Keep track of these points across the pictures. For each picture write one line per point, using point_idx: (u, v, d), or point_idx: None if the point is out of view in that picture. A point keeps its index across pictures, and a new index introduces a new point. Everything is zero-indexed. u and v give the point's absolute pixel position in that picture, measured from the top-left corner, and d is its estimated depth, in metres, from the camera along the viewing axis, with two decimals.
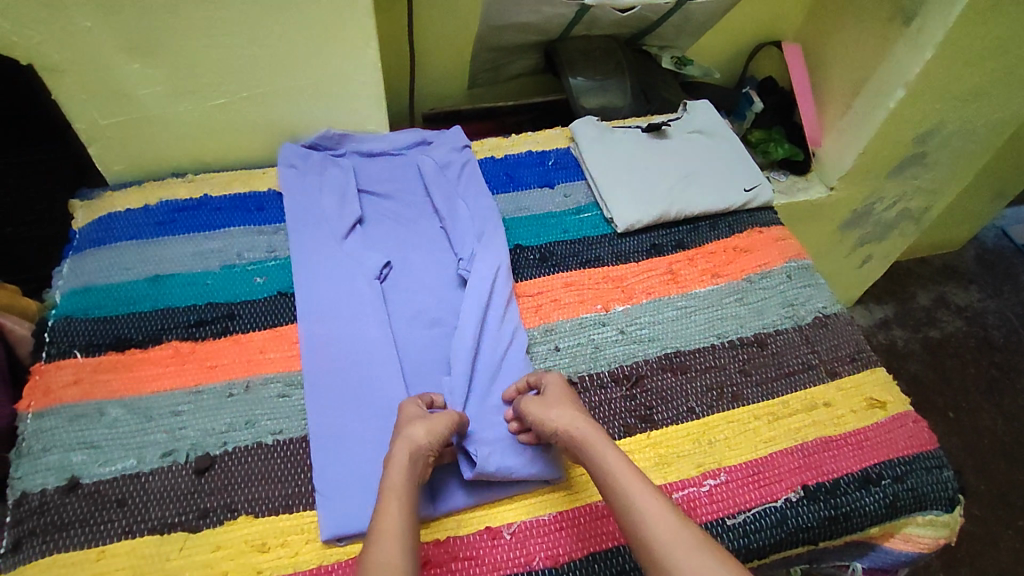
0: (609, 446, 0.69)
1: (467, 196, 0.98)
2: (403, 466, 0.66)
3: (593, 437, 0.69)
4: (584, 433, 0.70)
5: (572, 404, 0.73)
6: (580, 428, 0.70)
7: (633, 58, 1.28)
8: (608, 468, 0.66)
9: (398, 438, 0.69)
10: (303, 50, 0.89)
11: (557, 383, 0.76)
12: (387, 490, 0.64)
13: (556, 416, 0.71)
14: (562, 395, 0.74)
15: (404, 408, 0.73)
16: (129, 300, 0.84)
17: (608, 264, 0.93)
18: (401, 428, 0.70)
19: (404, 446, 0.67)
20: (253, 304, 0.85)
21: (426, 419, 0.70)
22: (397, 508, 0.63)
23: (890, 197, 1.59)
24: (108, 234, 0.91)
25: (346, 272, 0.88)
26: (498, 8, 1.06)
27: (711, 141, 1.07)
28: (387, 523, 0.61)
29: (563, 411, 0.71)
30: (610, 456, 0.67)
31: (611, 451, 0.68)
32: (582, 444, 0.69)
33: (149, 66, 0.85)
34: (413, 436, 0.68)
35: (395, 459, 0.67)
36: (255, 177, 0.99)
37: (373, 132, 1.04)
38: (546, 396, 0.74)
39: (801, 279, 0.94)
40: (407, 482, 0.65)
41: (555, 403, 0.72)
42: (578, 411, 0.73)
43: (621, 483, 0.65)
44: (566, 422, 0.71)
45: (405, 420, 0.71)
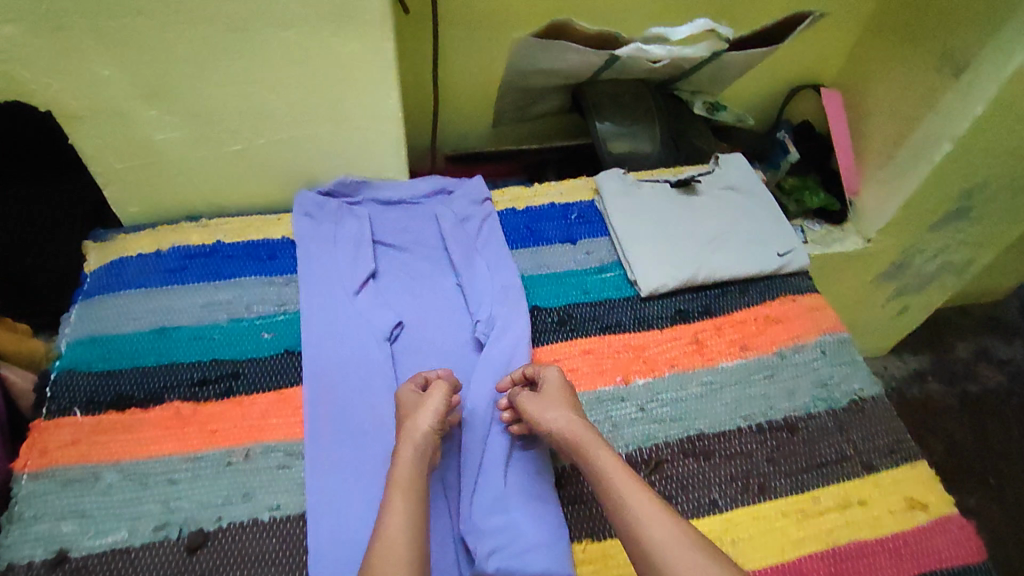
0: (602, 448, 0.71)
1: (486, 252, 0.94)
2: (409, 461, 0.70)
3: (586, 436, 0.72)
4: (579, 433, 0.72)
5: (568, 405, 0.75)
6: (574, 428, 0.72)
7: (664, 102, 1.22)
8: (602, 470, 0.69)
9: (402, 438, 0.72)
10: (323, 99, 0.86)
11: (556, 376, 0.78)
12: (393, 486, 0.68)
13: (554, 416, 0.73)
14: (560, 394, 0.76)
15: (399, 396, 0.77)
16: (134, 354, 0.82)
17: (630, 330, 0.88)
18: (405, 421, 0.73)
19: (410, 445, 0.71)
20: (258, 363, 0.82)
21: (426, 407, 0.74)
22: (403, 504, 0.66)
23: (931, 250, 1.52)
24: (118, 281, 0.89)
25: (356, 331, 0.85)
26: (525, 55, 1.02)
27: (745, 199, 1.02)
28: (393, 519, 0.65)
29: (558, 411, 0.74)
30: (605, 458, 0.69)
31: (605, 453, 0.70)
32: (577, 446, 0.71)
33: (166, 113, 0.83)
34: (416, 427, 0.72)
35: (402, 459, 0.70)
36: (269, 224, 0.96)
37: (391, 179, 1.00)
38: (543, 394, 0.76)
39: (837, 357, 0.88)
40: (412, 477, 0.69)
41: (553, 403, 0.74)
42: (573, 411, 0.75)
43: (617, 485, 0.67)
44: (562, 424, 0.73)
45: (408, 412, 0.74)
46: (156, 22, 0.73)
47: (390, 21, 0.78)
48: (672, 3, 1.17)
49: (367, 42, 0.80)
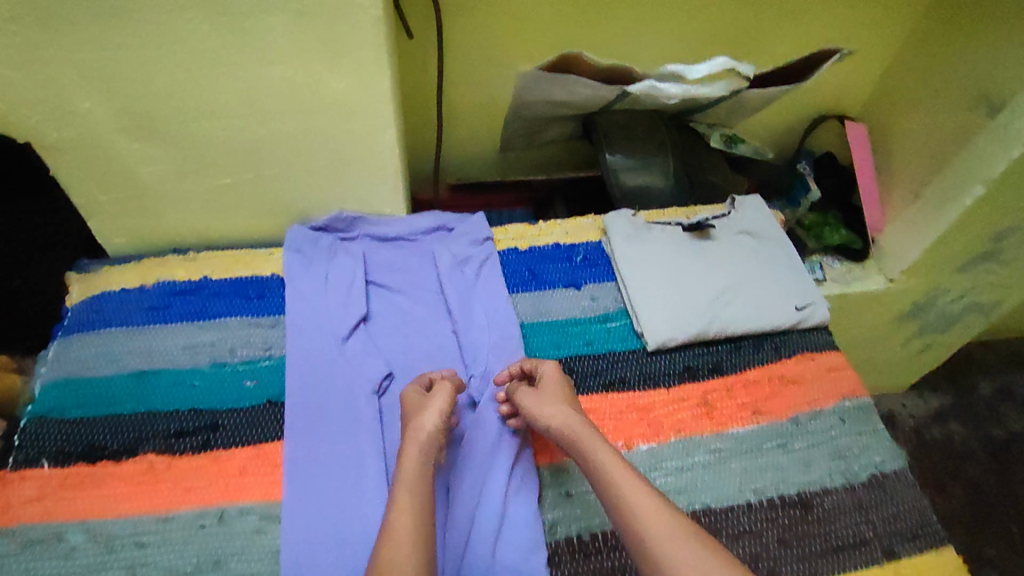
0: (598, 442, 0.71)
1: (482, 297, 0.90)
2: (415, 459, 0.70)
3: (582, 431, 0.72)
4: (576, 428, 0.73)
5: (565, 400, 0.76)
6: (571, 424, 0.73)
7: (679, 134, 1.16)
8: (599, 464, 0.69)
9: (408, 438, 0.72)
10: (316, 134, 0.81)
11: (553, 373, 0.79)
12: (398, 484, 0.68)
13: (550, 412, 0.73)
14: (558, 391, 0.77)
15: (405, 398, 0.77)
16: (109, 399, 0.77)
17: (635, 388, 0.83)
18: (411, 419, 0.74)
19: (416, 444, 0.71)
20: (239, 413, 0.78)
21: (431, 406, 0.74)
22: (409, 501, 0.66)
23: (957, 290, 1.45)
24: (98, 317, 0.85)
25: (343, 383, 0.80)
26: (532, 87, 0.96)
27: (762, 245, 0.96)
28: (400, 516, 0.65)
29: (556, 407, 0.74)
30: (602, 453, 0.69)
31: (601, 446, 0.70)
32: (573, 440, 0.71)
33: (151, 146, 0.79)
34: (422, 427, 0.72)
35: (408, 458, 0.70)
36: (259, 259, 0.92)
37: (388, 215, 0.95)
38: (541, 390, 0.77)
39: (856, 425, 0.81)
40: (419, 475, 0.69)
41: (550, 400, 0.74)
42: (570, 406, 0.75)
43: (614, 478, 0.67)
44: (559, 420, 0.73)
45: (413, 411, 0.74)
46: (136, 56, 0.69)
47: (386, 56, 0.74)
48: (690, 31, 1.11)
49: (362, 78, 0.75)
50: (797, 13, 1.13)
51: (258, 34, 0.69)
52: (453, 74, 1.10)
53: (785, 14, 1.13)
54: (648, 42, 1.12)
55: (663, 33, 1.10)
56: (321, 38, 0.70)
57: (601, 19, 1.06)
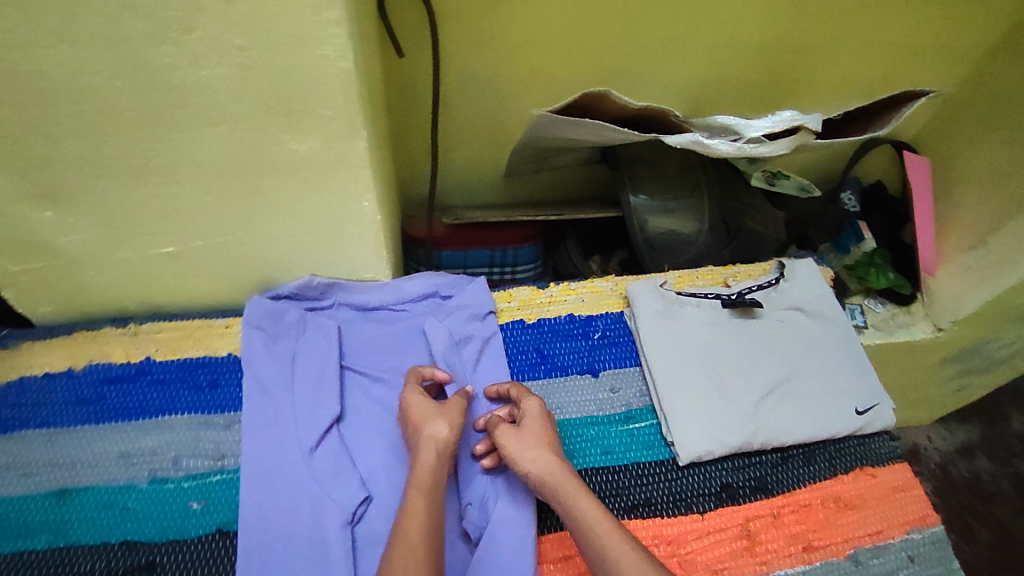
0: (582, 493, 0.63)
1: (479, 403, 0.75)
2: (429, 461, 0.64)
3: (563, 479, 0.63)
4: (557, 477, 0.63)
5: (548, 443, 0.66)
6: (554, 474, 0.63)
7: (717, 173, 0.99)
8: (582, 517, 0.61)
9: (420, 437, 0.66)
10: (276, 199, 0.65)
11: (536, 411, 0.68)
12: (414, 486, 0.63)
13: (533, 457, 0.64)
14: (541, 431, 0.67)
15: (406, 399, 0.69)
16: (21, 529, 0.63)
17: (663, 515, 0.69)
18: (419, 423, 0.67)
19: (430, 446, 0.65)
20: (182, 547, 0.64)
21: (445, 412, 0.67)
22: (422, 506, 0.61)
23: (1009, 336, 1.30)
24: (12, 415, 0.70)
25: (309, 510, 0.66)
26: (547, 126, 0.78)
27: (817, 325, 0.81)
28: (412, 523, 0.60)
29: (534, 453, 0.65)
30: (585, 505, 0.61)
31: (584, 498, 0.62)
32: (553, 491, 0.63)
33: (67, 214, 0.63)
34: (436, 432, 0.65)
35: (422, 458, 0.64)
36: (215, 335, 0.77)
37: (371, 280, 0.79)
38: (521, 429, 0.67)
39: (926, 567, 0.68)
40: (433, 475, 0.63)
41: (533, 443, 0.65)
42: (552, 449, 0.66)
43: (596, 535, 0.59)
44: (542, 469, 0.64)
45: (418, 412, 0.67)
46: (30, 116, 0.52)
47: (360, 114, 0.57)
48: (732, 47, 0.93)
49: (329, 140, 0.59)
50: (858, 28, 0.95)
51: (189, 92, 0.52)
52: (449, 97, 0.93)
53: (846, 27, 0.95)
54: (683, 60, 0.94)
55: (700, 48, 0.92)
56: (273, 94, 0.53)
57: (629, 36, 0.88)
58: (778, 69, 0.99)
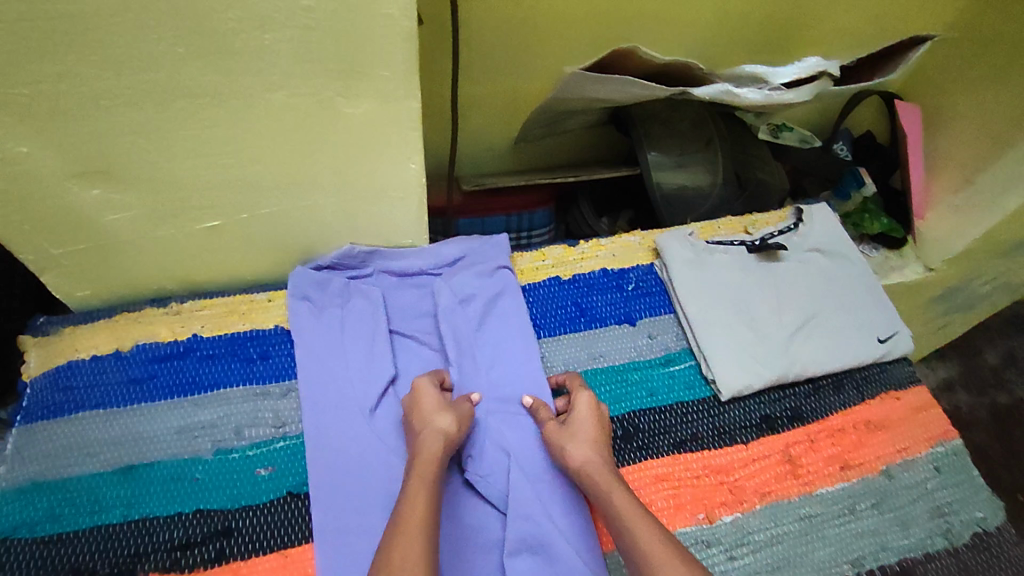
0: (618, 487, 0.64)
1: (494, 360, 0.76)
2: (432, 450, 0.64)
3: (603, 476, 0.65)
4: (598, 471, 0.65)
5: (593, 437, 0.68)
6: (592, 467, 0.65)
7: (726, 128, 1.02)
8: (616, 510, 0.62)
9: (424, 428, 0.66)
10: (325, 166, 0.66)
11: (587, 407, 0.70)
12: (413, 472, 0.62)
13: (575, 451, 0.67)
14: (593, 428, 0.69)
15: (419, 391, 0.69)
16: (92, 506, 0.64)
17: (710, 447, 0.73)
18: (428, 414, 0.67)
19: (434, 436, 0.65)
20: (257, 512, 0.65)
21: (453, 410, 0.68)
22: (422, 496, 0.60)
23: (991, 273, 1.39)
24: (67, 397, 0.70)
25: (379, 469, 0.68)
26: (575, 86, 0.80)
27: (833, 263, 0.85)
28: (413, 510, 0.59)
29: (580, 448, 0.67)
30: (620, 500, 0.63)
31: (619, 491, 0.64)
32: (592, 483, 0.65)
33: (115, 191, 0.63)
34: (438, 425, 0.66)
35: (424, 446, 0.64)
36: (258, 308, 0.77)
37: (409, 246, 0.80)
38: (569, 424, 0.69)
39: (952, 474, 0.74)
40: (434, 466, 0.63)
41: (575, 437, 0.68)
42: (597, 446, 0.67)
43: (630, 525, 0.61)
44: (581, 460, 0.66)
45: (426, 406, 0.68)
46: (89, 88, 0.52)
47: (417, 76, 0.59)
48: (738, 4, 0.96)
49: (385, 102, 0.60)
50: None
51: (252, 57, 0.53)
52: (466, 68, 0.93)
53: None
54: (691, 18, 0.96)
55: (708, 7, 0.95)
56: (335, 56, 0.55)
57: None
58: (779, 25, 1.02)
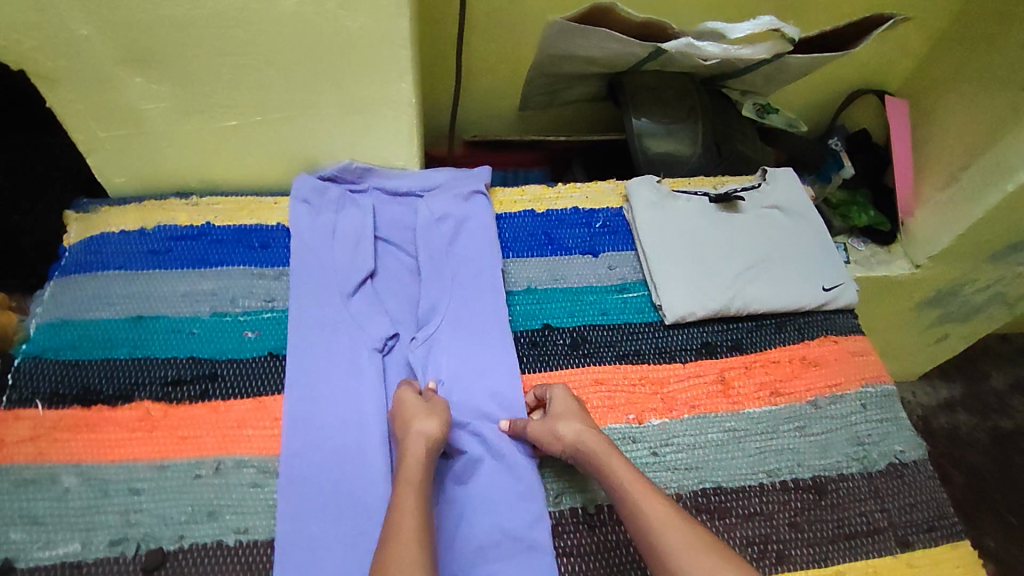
0: (615, 457, 0.67)
1: (464, 268, 0.84)
2: (416, 458, 0.65)
3: (599, 448, 0.67)
4: (592, 445, 0.68)
5: (581, 417, 0.70)
6: (587, 440, 0.68)
7: (711, 103, 1.10)
8: (618, 480, 0.65)
9: (405, 433, 0.67)
10: (327, 75, 0.77)
11: (562, 395, 0.73)
12: (402, 485, 0.64)
13: (564, 431, 0.68)
14: (575, 408, 0.71)
15: (399, 399, 0.71)
16: (106, 344, 0.75)
17: (650, 362, 0.80)
18: (408, 420, 0.68)
19: (417, 442, 0.66)
20: (239, 364, 0.75)
21: (436, 413, 0.69)
22: (413, 503, 0.62)
23: (984, 280, 1.39)
24: (96, 259, 0.82)
25: (347, 342, 0.77)
26: (559, 39, 0.89)
27: (790, 221, 0.92)
28: (405, 518, 0.61)
29: (571, 425, 0.69)
30: (617, 468, 0.66)
31: (617, 461, 0.67)
32: (588, 457, 0.67)
33: (154, 81, 0.75)
34: (424, 433, 0.67)
35: (409, 453, 0.66)
36: (264, 207, 0.88)
37: (401, 168, 0.92)
38: (551, 413, 0.71)
39: (877, 411, 0.79)
40: (421, 472, 0.65)
41: (562, 417, 0.70)
42: (588, 423, 0.70)
43: (631, 494, 0.64)
44: (575, 437, 0.68)
45: (409, 413, 0.69)
46: None
47: None
48: None
49: (378, 17, 0.71)
50: None
51: None
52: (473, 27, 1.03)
53: None
54: None
55: None
56: None
57: None
58: None
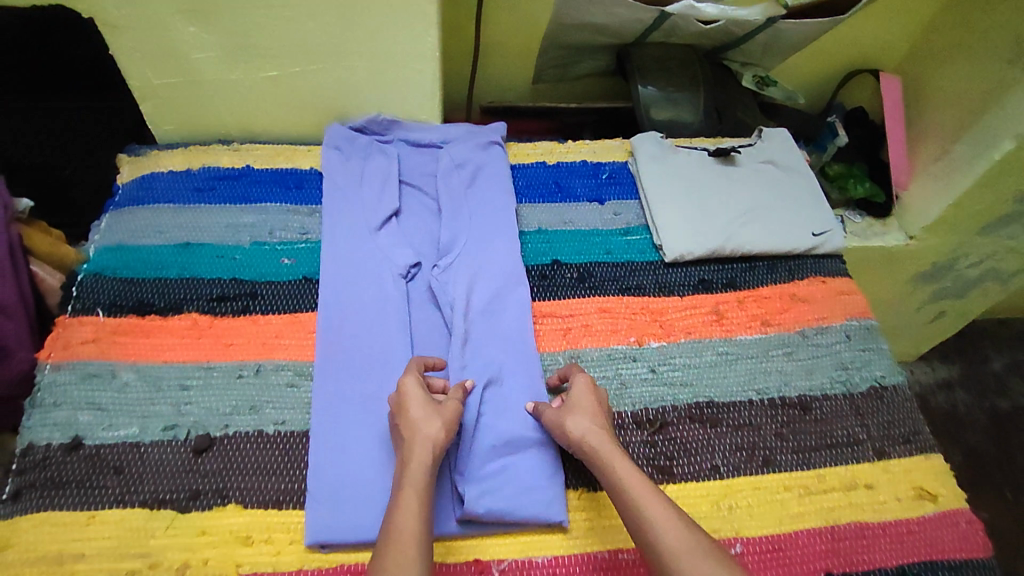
0: (621, 457, 0.67)
1: (480, 206, 0.92)
2: (422, 458, 0.65)
3: (607, 448, 0.68)
4: (600, 444, 0.68)
5: (592, 413, 0.71)
6: (594, 437, 0.68)
7: (712, 73, 1.19)
8: (620, 481, 0.65)
9: (412, 434, 0.67)
10: (360, 27, 0.85)
11: (584, 386, 0.74)
12: (403, 486, 0.63)
13: (573, 425, 0.69)
14: (592, 403, 0.72)
15: (404, 386, 0.71)
16: (157, 264, 0.84)
17: (649, 294, 0.87)
18: (413, 419, 0.68)
19: (422, 445, 0.66)
20: (277, 285, 0.83)
21: (440, 414, 0.69)
22: (414, 506, 0.62)
23: (977, 252, 1.39)
24: (148, 193, 0.91)
25: (374, 269, 0.84)
26: (570, 5, 0.97)
27: (783, 175, 0.99)
28: (403, 521, 0.61)
29: (580, 421, 0.70)
30: (621, 468, 0.66)
31: (622, 461, 0.67)
32: (594, 456, 0.68)
33: (205, 30, 0.83)
34: (426, 434, 0.67)
35: (415, 457, 0.65)
36: (299, 154, 0.97)
37: (423, 122, 1.00)
38: (566, 405, 0.72)
39: (860, 341, 0.85)
40: (425, 473, 0.65)
41: (573, 412, 0.71)
42: (598, 422, 0.70)
43: (633, 496, 0.63)
44: (583, 433, 0.69)
45: (412, 408, 0.69)
46: None
47: None
48: None
49: None
50: None
51: None
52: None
53: None
54: None
55: None
56: None
57: None
58: None
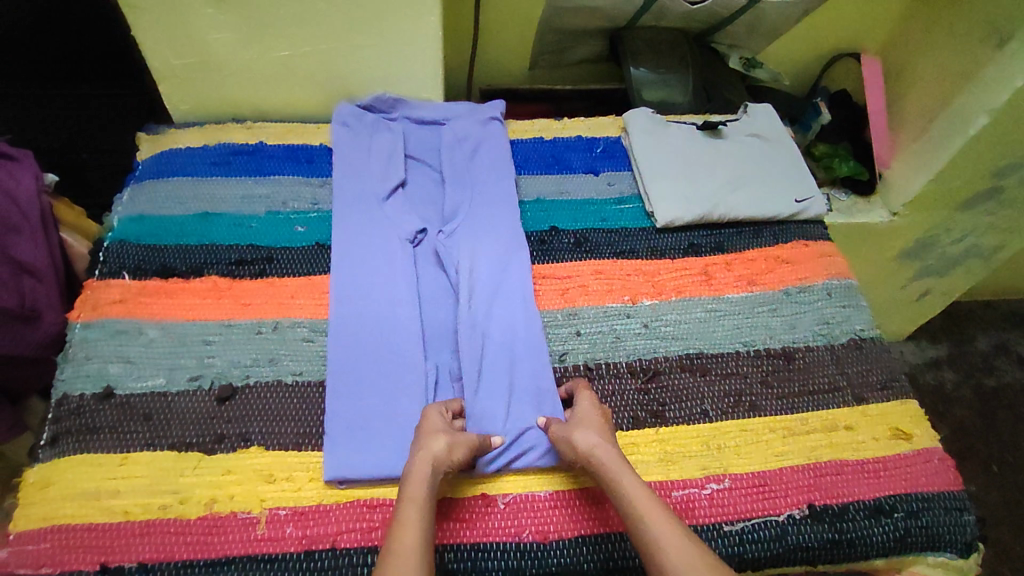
0: (628, 473, 0.66)
1: (480, 176, 0.97)
2: (423, 474, 0.65)
3: (616, 464, 0.67)
4: (608, 458, 0.67)
5: (598, 427, 0.71)
6: (602, 453, 0.67)
7: (700, 55, 1.24)
8: (627, 496, 0.64)
9: (418, 451, 0.67)
10: (368, 8, 0.90)
11: (589, 403, 0.75)
12: (405, 500, 0.63)
13: (580, 439, 0.69)
14: (598, 419, 0.72)
15: (427, 417, 0.72)
16: (178, 232, 0.89)
17: (642, 257, 0.92)
18: (424, 438, 0.69)
19: (424, 459, 0.66)
20: (292, 250, 0.88)
21: (448, 433, 0.68)
22: (416, 519, 0.61)
23: (959, 230, 1.43)
24: (166, 168, 0.95)
25: (382, 235, 0.90)
26: None
27: (767, 146, 1.04)
28: (405, 532, 0.60)
29: (588, 434, 0.69)
30: (629, 483, 0.65)
31: (629, 477, 0.66)
32: (600, 470, 0.67)
33: (221, 11, 0.88)
34: (431, 450, 0.66)
35: (415, 473, 0.65)
36: (309, 131, 1.02)
37: (426, 100, 1.06)
38: (573, 420, 0.73)
39: (841, 298, 0.90)
40: (427, 490, 0.64)
41: (580, 427, 0.70)
42: (604, 435, 0.70)
43: (639, 510, 0.63)
44: (589, 446, 0.68)
45: (426, 429, 0.70)
46: None
47: None
48: None
49: None
50: None
51: None
52: None
53: None
54: None
55: None
56: None
57: None
58: None
